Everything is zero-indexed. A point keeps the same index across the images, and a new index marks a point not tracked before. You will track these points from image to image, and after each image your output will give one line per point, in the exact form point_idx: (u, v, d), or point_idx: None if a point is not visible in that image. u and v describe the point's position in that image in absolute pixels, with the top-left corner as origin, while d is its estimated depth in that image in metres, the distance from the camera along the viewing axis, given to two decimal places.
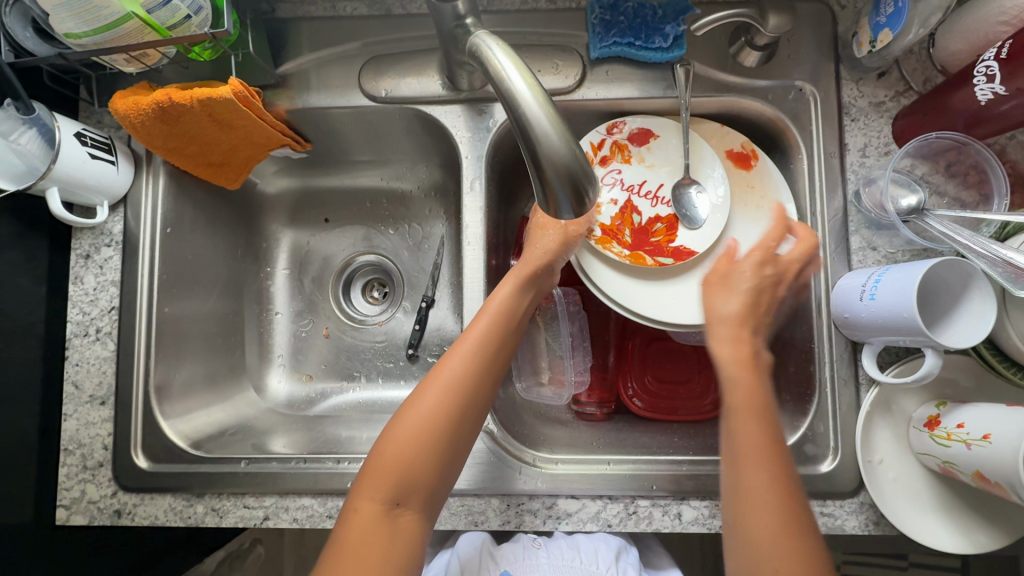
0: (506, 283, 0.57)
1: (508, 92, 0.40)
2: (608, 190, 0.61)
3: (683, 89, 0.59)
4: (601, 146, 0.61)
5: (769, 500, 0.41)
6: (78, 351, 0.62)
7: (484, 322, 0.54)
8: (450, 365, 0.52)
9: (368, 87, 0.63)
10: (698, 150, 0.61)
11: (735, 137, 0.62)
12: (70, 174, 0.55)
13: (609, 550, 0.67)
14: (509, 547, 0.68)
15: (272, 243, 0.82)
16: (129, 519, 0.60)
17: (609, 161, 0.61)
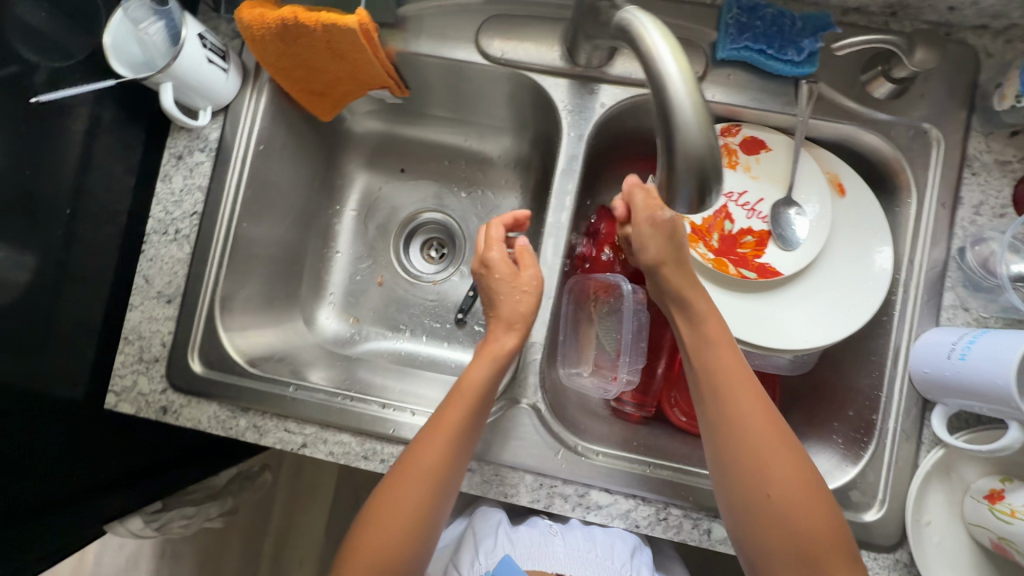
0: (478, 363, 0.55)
1: (655, 74, 0.39)
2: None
3: (804, 107, 0.58)
4: None
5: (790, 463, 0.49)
6: (154, 248, 0.63)
7: (461, 407, 0.53)
8: (427, 448, 0.52)
9: (484, 44, 0.62)
10: (807, 173, 0.60)
11: (827, 165, 0.60)
12: (185, 73, 0.56)
13: (624, 547, 0.70)
14: (526, 530, 0.71)
15: (346, 182, 0.82)
16: (174, 418, 0.62)
17: None
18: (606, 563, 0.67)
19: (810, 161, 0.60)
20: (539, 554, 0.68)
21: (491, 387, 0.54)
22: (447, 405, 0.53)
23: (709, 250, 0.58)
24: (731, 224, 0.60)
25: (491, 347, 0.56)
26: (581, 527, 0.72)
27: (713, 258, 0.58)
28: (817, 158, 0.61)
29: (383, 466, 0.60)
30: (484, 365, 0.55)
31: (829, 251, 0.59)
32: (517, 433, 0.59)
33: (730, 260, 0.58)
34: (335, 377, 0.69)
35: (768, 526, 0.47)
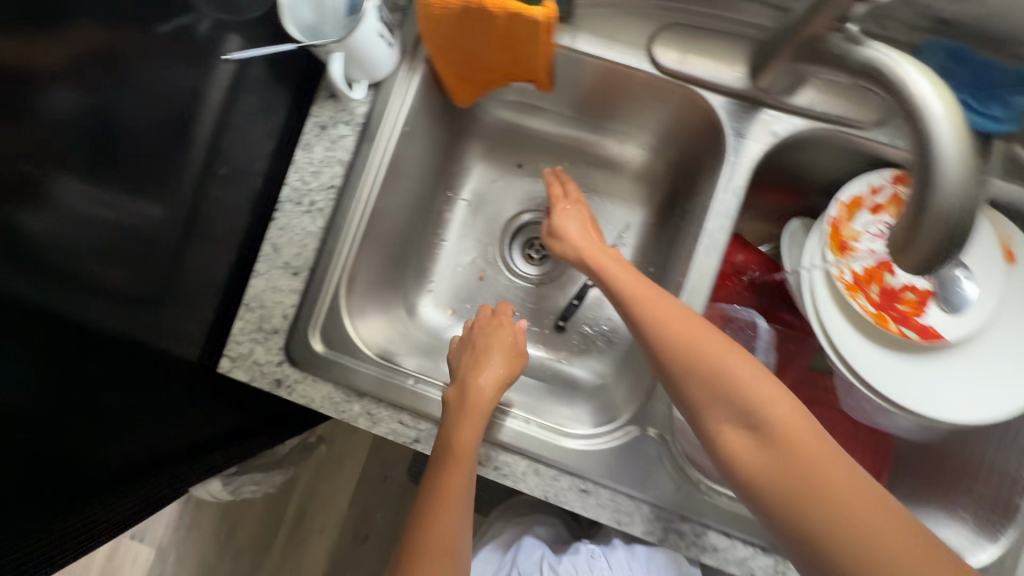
0: (459, 424, 0.56)
1: (925, 125, 0.36)
2: (869, 242, 0.58)
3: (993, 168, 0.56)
4: (878, 192, 0.59)
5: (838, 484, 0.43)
6: (286, 217, 0.62)
7: (461, 474, 0.55)
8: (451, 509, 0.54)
9: (657, 52, 0.59)
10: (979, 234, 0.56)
11: (1003, 229, 0.56)
12: (357, 46, 0.54)
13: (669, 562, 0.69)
14: (570, 560, 0.75)
15: (462, 171, 0.80)
16: (286, 393, 0.60)
17: (880, 210, 0.58)
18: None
19: (984, 226, 0.56)
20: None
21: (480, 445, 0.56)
22: (451, 465, 0.55)
23: (868, 302, 0.55)
24: (891, 278, 0.57)
25: (475, 409, 0.57)
26: (625, 548, 0.72)
27: (873, 311, 0.55)
28: (993, 220, 0.56)
29: (495, 474, 0.58)
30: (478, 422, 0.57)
31: (997, 323, 0.55)
32: (639, 461, 0.57)
33: (890, 316, 0.55)
34: (423, 365, 0.70)
35: (803, 513, 0.43)
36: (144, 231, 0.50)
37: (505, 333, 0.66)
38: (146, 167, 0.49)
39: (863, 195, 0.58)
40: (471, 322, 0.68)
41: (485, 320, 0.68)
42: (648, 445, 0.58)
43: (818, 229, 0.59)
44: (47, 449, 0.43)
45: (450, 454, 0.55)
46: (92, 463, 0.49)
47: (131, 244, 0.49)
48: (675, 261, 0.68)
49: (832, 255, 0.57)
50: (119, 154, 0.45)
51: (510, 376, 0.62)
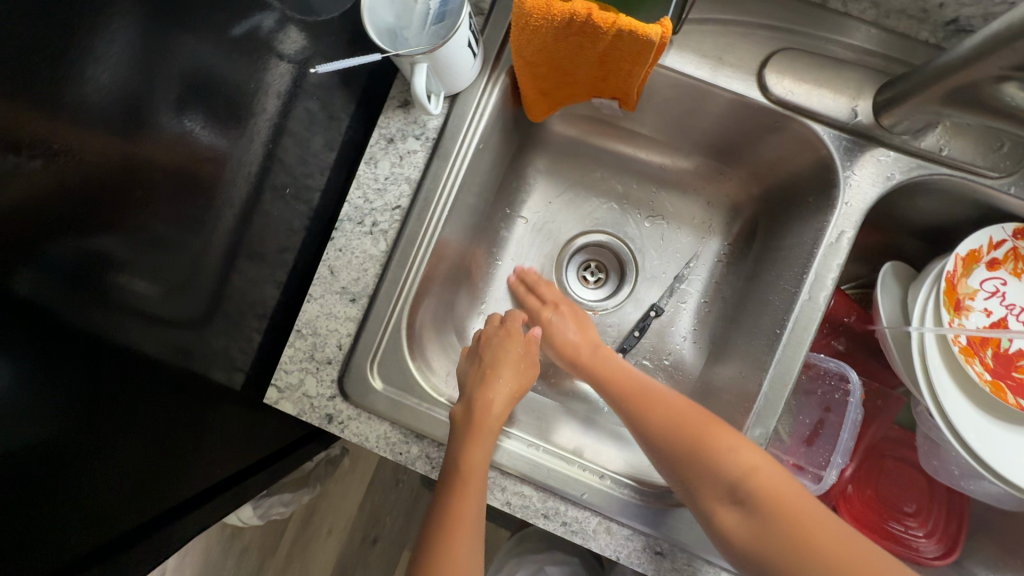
0: (460, 444, 0.52)
1: None
2: (984, 301, 0.53)
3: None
4: (998, 246, 0.53)
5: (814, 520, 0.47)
6: (345, 237, 0.56)
7: (472, 497, 0.51)
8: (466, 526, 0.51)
9: (767, 78, 0.53)
10: None
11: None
12: (444, 58, 0.48)
13: None
14: None
15: (523, 186, 0.74)
16: (338, 430, 0.56)
17: (997, 265, 0.54)
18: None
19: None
20: None
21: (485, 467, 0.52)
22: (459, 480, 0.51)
23: (985, 368, 0.51)
24: (1008, 341, 0.52)
25: (484, 427, 0.54)
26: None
27: (990, 379, 0.50)
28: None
29: (563, 530, 0.53)
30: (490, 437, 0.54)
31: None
32: None
33: (1006, 385, 0.51)
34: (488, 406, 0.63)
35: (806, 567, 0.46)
36: (190, 253, 0.47)
37: (514, 343, 0.63)
38: (195, 184, 0.46)
39: (981, 248, 0.53)
40: (479, 332, 0.64)
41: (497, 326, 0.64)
42: None
43: (930, 281, 0.54)
44: (52, 495, 0.40)
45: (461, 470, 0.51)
46: (120, 495, 0.47)
47: (178, 267, 0.46)
48: (758, 301, 0.63)
49: (947, 315, 0.52)
50: (173, 176, 0.43)
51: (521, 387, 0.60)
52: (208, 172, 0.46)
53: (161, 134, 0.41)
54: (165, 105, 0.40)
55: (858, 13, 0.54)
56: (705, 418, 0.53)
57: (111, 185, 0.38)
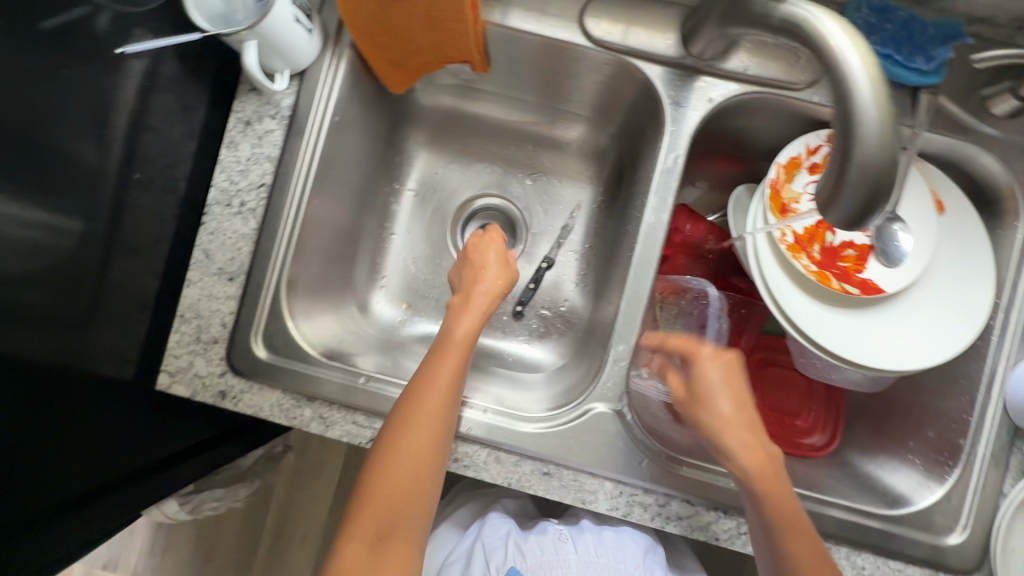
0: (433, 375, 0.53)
1: (839, 75, 0.36)
2: (808, 202, 0.57)
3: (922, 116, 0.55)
4: (815, 151, 0.58)
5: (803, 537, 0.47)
6: (215, 220, 0.59)
7: (425, 419, 0.51)
8: (405, 449, 0.50)
9: (586, 24, 0.58)
10: (912, 186, 0.58)
11: (931, 184, 0.58)
12: (272, 32, 0.50)
13: (637, 548, 0.74)
14: (535, 541, 0.75)
15: (405, 160, 0.77)
16: (233, 404, 0.58)
17: (817, 170, 0.58)
18: (618, 566, 0.72)
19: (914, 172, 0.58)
20: (551, 562, 0.72)
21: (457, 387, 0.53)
22: (416, 399, 0.52)
23: (811, 262, 0.56)
24: (832, 236, 0.57)
25: (454, 345, 0.55)
26: (592, 532, 0.75)
27: (815, 270, 0.55)
28: (925, 172, 0.58)
29: (457, 466, 0.57)
30: (459, 356, 0.55)
31: (930, 271, 0.57)
32: (601, 439, 0.57)
33: (832, 274, 0.56)
34: (386, 367, 0.66)
35: None
36: (60, 251, 0.47)
37: (484, 260, 0.61)
38: None
39: (800, 155, 0.59)
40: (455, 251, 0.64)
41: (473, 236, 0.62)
42: (608, 422, 0.57)
43: (759, 193, 0.59)
44: None
45: (420, 392, 0.52)
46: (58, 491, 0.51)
47: (59, 276, 0.48)
48: (626, 235, 0.68)
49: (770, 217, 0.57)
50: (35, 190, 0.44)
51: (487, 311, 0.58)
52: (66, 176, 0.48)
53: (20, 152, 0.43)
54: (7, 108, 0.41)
55: None
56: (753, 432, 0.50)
57: None
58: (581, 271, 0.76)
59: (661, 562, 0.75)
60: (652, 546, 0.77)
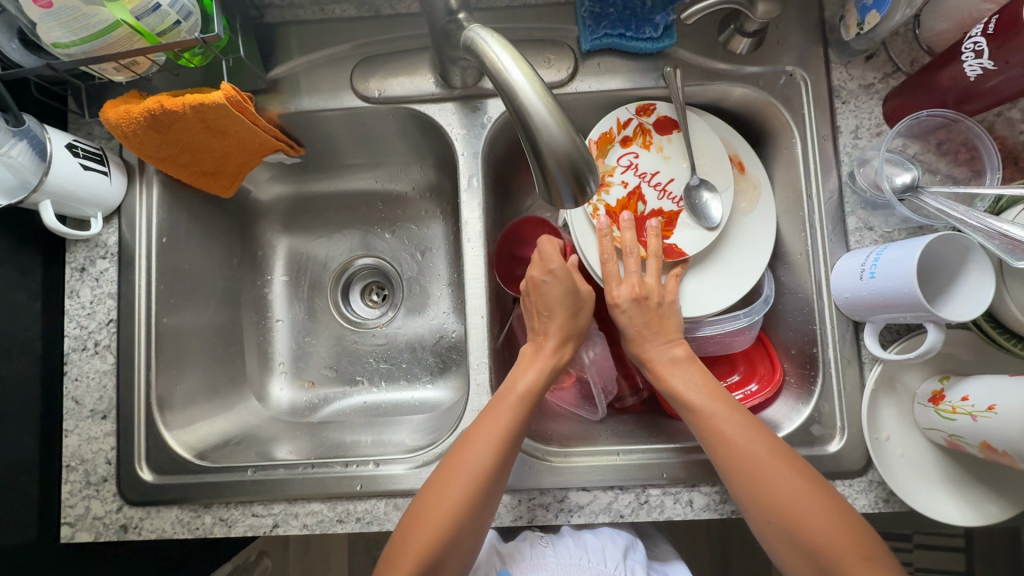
0: (486, 435, 0.52)
1: (505, 88, 0.40)
2: (621, 174, 0.62)
3: (677, 88, 0.59)
4: (626, 125, 0.62)
5: (821, 514, 0.46)
6: (76, 366, 0.62)
7: (451, 490, 0.50)
8: (421, 542, 0.48)
9: (360, 88, 0.63)
10: (708, 148, 0.62)
11: (727, 147, 0.63)
12: (61, 186, 0.55)
13: (616, 550, 0.69)
14: (517, 546, 0.70)
15: (268, 251, 0.81)
16: (136, 534, 0.59)
17: (630, 142, 0.62)
18: (600, 567, 0.66)
19: (710, 137, 0.62)
20: (530, 567, 0.67)
21: (514, 436, 0.53)
22: (457, 454, 0.52)
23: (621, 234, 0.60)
24: (643, 205, 0.62)
25: (502, 406, 0.54)
26: (573, 533, 0.71)
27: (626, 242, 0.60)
28: (724, 136, 0.63)
29: (360, 525, 0.58)
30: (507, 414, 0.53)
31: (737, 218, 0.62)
32: None
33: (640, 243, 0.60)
34: (304, 448, 0.68)
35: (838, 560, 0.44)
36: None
37: (553, 320, 0.59)
38: None
39: (612, 130, 0.61)
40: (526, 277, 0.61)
41: (534, 268, 0.60)
42: None
43: None
44: None
45: (460, 454, 0.52)
46: None
47: None
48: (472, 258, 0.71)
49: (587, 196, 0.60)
50: None
51: (532, 395, 0.55)
52: None
53: None
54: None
55: (408, 9, 0.64)
56: (727, 411, 0.51)
57: None
58: (456, 301, 0.80)
59: (643, 564, 0.70)
60: (632, 546, 0.72)
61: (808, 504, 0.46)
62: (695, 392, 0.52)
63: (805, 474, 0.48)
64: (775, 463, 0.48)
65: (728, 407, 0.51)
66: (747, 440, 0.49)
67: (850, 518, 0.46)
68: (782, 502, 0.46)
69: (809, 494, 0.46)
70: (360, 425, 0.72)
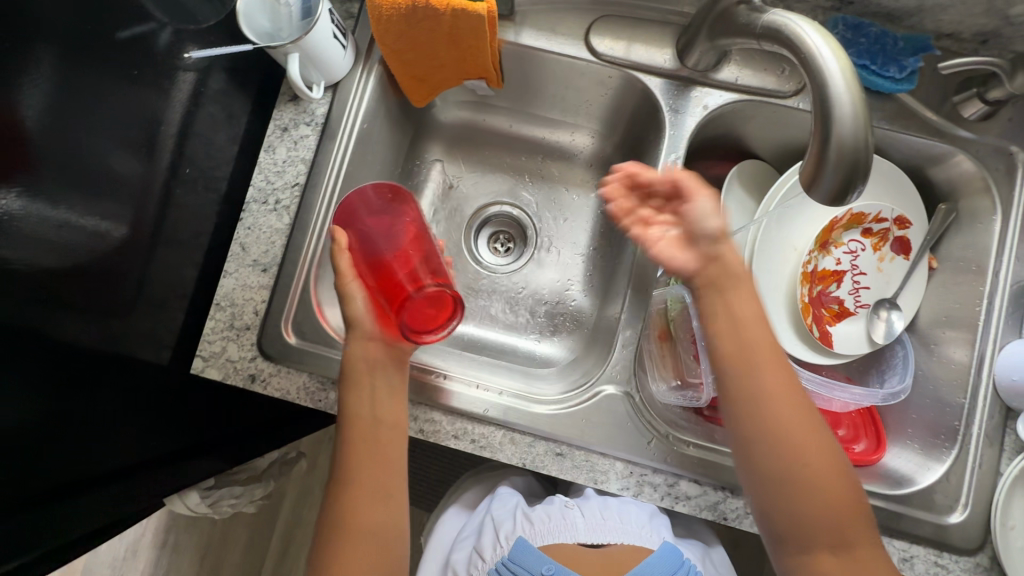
0: (366, 428, 0.56)
1: (818, 71, 0.41)
2: (841, 252, 0.66)
3: (938, 224, 0.65)
4: (879, 221, 0.65)
5: (835, 484, 0.49)
6: (252, 216, 0.64)
7: (367, 476, 0.56)
8: (370, 524, 0.55)
9: (592, 42, 0.66)
10: (917, 276, 0.66)
11: (928, 248, 0.66)
12: (312, 46, 0.57)
13: (641, 511, 0.72)
14: (542, 508, 0.72)
15: (424, 170, 0.83)
16: (261, 387, 0.61)
17: (868, 235, 0.66)
18: (625, 527, 0.70)
19: (923, 267, 0.66)
20: (560, 528, 0.70)
21: (366, 409, 0.56)
22: (358, 445, 0.56)
23: (807, 292, 0.63)
24: (835, 286, 0.66)
25: (360, 376, 0.56)
26: (597, 497, 0.74)
27: (805, 301, 0.63)
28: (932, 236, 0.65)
29: (473, 446, 0.60)
30: (367, 404, 0.56)
31: (900, 299, 0.66)
32: (611, 419, 0.60)
33: (814, 311, 0.63)
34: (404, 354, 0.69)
35: (824, 529, 0.49)
36: (105, 236, 0.52)
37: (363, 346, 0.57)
38: (110, 184, 0.52)
39: (868, 214, 0.65)
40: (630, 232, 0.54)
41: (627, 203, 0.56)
42: (616, 401, 0.61)
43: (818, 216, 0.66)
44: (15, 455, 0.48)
45: (357, 440, 0.56)
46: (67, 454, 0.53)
47: (106, 259, 0.53)
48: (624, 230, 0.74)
49: (810, 247, 0.64)
50: (91, 177, 0.50)
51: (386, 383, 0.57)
52: (119, 178, 0.53)
53: (95, 148, 0.50)
54: (74, 104, 0.48)
55: None
56: (778, 377, 0.50)
57: (28, 198, 0.46)
58: (587, 273, 0.80)
59: (667, 526, 0.73)
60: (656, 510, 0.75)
61: (829, 485, 0.49)
62: (763, 351, 0.51)
63: (831, 453, 0.50)
64: (812, 435, 0.49)
65: (777, 369, 0.51)
66: (799, 413, 0.50)
67: (856, 497, 0.50)
68: (804, 466, 0.49)
69: (828, 466, 0.49)
70: (469, 360, 0.73)
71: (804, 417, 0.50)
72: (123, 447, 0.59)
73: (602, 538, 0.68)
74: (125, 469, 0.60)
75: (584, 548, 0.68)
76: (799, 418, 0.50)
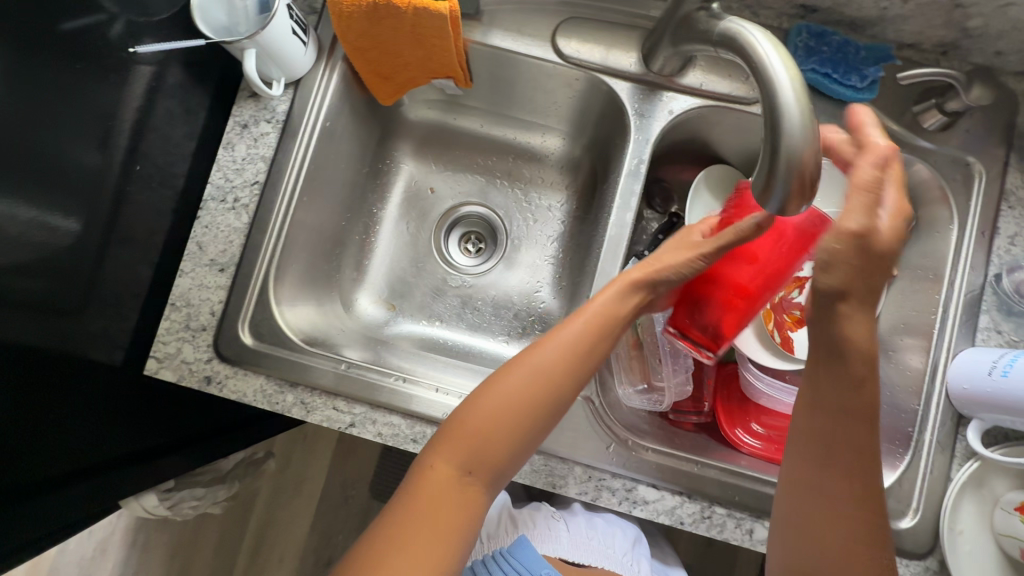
0: (514, 390, 0.52)
1: (767, 82, 0.41)
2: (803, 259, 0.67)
3: None
4: None
5: (861, 533, 0.46)
6: (210, 214, 0.63)
7: (507, 402, 0.52)
8: (469, 448, 0.51)
9: (559, 44, 0.66)
10: None
11: None
12: (270, 42, 0.56)
13: (625, 539, 0.72)
14: (529, 514, 0.73)
15: (393, 169, 0.82)
16: (217, 389, 0.60)
17: None
18: (605, 550, 0.70)
19: None
20: (540, 537, 0.70)
21: (566, 363, 0.53)
22: (514, 375, 0.53)
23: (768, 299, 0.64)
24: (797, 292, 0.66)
25: (556, 341, 0.53)
26: (584, 515, 0.74)
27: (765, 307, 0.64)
28: None
29: None
30: (531, 378, 0.52)
31: None
32: (570, 424, 0.60)
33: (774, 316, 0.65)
34: (367, 356, 0.67)
35: None
36: (52, 232, 0.51)
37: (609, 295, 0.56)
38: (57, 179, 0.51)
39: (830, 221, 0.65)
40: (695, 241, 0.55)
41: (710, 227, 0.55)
42: (577, 406, 0.61)
43: None
44: None
45: (502, 369, 0.53)
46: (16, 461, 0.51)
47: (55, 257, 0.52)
48: (592, 234, 0.74)
49: None
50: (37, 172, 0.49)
51: (575, 340, 0.53)
52: (68, 174, 0.51)
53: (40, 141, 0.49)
54: (17, 97, 0.46)
55: None
56: (860, 423, 0.46)
57: None
58: (555, 275, 0.79)
59: (648, 557, 0.73)
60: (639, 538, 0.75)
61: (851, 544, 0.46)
62: (850, 398, 0.45)
63: (870, 510, 0.46)
64: (859, 489, 0.46)
65: (871, 431, 0.46)
66: (854, 470, 0.46)
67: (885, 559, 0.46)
68: (842, 516, 0.47)
69: (863, 520, 0.46)
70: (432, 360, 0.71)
71: (865, 469, 0.46)
72: (72, 451, 0.57)
73: (580, 555, 0.69)
74: (75, 475, 0.59)
75: (559, 560, 0.69)
76: (851, 472, 0.46)
